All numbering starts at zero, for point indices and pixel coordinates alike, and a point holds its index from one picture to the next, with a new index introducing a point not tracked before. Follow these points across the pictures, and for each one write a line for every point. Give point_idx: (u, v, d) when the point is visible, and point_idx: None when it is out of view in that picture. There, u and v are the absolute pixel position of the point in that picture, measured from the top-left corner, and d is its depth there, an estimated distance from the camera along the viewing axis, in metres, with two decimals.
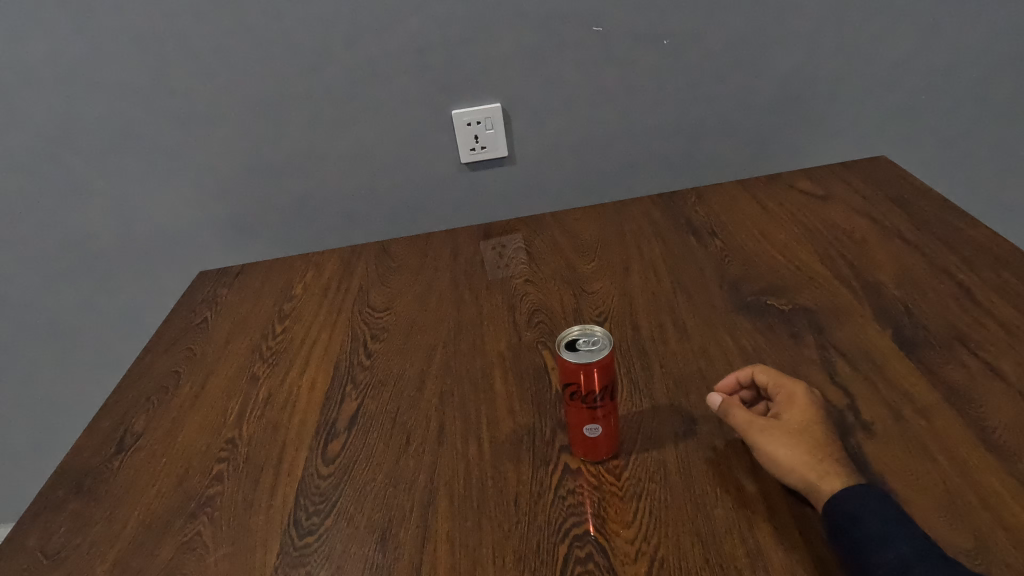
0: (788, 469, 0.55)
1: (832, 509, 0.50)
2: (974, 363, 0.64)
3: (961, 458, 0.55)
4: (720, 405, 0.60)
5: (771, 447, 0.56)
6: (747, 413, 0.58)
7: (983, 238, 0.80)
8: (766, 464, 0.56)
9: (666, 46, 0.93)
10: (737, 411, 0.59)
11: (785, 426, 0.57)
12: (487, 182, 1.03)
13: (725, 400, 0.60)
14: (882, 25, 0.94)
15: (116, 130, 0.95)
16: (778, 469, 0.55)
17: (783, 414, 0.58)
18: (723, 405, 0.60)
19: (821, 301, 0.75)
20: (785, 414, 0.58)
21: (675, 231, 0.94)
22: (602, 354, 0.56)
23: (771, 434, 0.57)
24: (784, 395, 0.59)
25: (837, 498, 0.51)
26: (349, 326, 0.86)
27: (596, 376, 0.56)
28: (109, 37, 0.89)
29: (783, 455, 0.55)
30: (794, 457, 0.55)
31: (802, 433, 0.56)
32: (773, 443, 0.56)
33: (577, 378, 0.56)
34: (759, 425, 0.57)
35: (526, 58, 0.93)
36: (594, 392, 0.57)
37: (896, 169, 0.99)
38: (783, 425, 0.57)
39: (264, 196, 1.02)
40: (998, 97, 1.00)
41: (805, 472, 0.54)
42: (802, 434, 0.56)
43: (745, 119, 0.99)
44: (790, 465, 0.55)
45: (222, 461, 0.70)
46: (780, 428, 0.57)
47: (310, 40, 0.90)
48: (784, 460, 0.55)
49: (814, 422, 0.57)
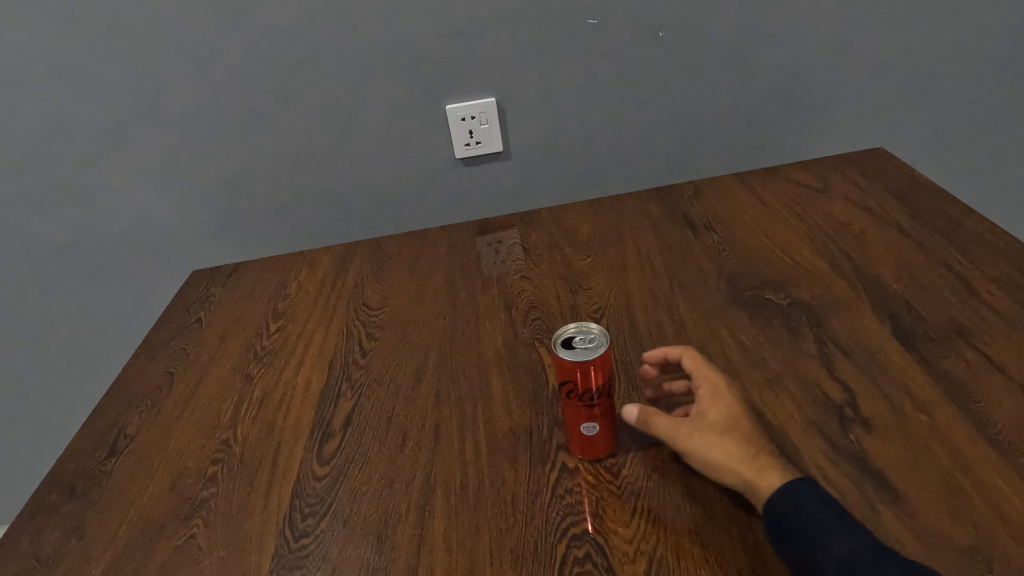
0: (726, 470, 0.53)
1: (773, 510, 0.49)
2: (974, 356, 0.63)
3: (961, 452, 0.55)
4: (640, 416, 0.58)
5: (704, 450, 0.54)
6: (670, 419, 0.56)
7: (982, 230, 0.79)
8: (702, 467, 0.54)
9: (661, 38, 0.92)
10: (659, 421, 0.56)
11: (712, 425, 0.55)
12: (482, 178, 1.02)
13: (642, 410, 0.58)
14: (879, 15, 0.92)
15: (105, 128, 0.93)
16: (715, 472, 0.53)
17: (707, 411, 0.56)
18: (642, 415, 0.57)
19: (820, 295, 0.74)
20: (709, 410, 0.56)
21: (672, 225, 0.93)
22: (599, 351, 0.55)
23: (700, 436, 0.54)
24: (707, 390, 0.57)
25: (773, 500, 0.49)
26: (344, 325, 0.85)
27: (593, 373, 0.56)
28: (96, 33, 0.87)
29: (715, 457, 0.53)
30: (729, 456, 0.53)
31: (729, 431, 0.54)
32: (705, 445, 0.54)
33: (574, 377, 0.56)
34: (684, 430, 0.55)
35: (521, 52, 0.92)
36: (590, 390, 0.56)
37: (894, 161, 0.98)
38: (709, 424, 0.55)
39: (258, 193, 1.00)
40: (997, 87, 0.99)
41: (743, 470, 0.52)
42: (730, 431, 0.54)
43: (742, 111, 0.98)
44: (725, 465, 0.53)
45: (216, 462, 0.69)
46: (708, 427, 0.55)
47: (301, 35, 0.89)
48: (719, 461, 0.53)
49: (740, 416, 0.55)
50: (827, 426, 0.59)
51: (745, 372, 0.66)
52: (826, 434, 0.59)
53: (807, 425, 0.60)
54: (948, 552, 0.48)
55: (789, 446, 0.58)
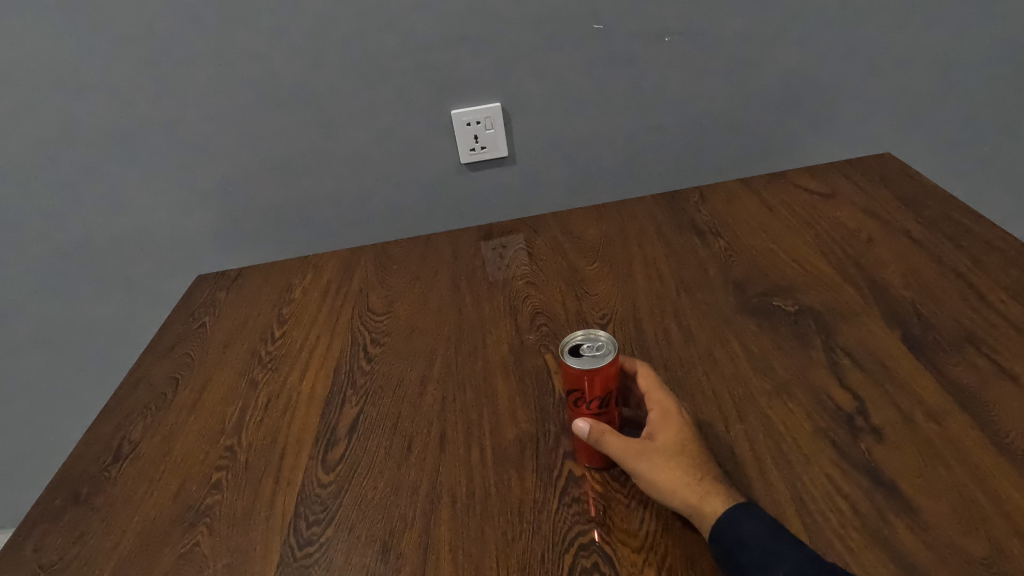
0: (671, 495, 0.53)
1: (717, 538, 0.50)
2: (985, 364, 0.62)
3: (973, 462, 0.54)
4: (591, 433, 0.56)
5: (651, 473, 0.54)
6: (620, 437, 0.55)
7: (992, 236, 0.79)
8: (646, 488, 0.54)
9: (667, 43, 0.92)
10: (609, 437, 0.55)
11: (662, 448, 0.55)
12: (487, 183, 1.01)
13: (595, 426, 0.56)
14: (887, 20, 0.92)
15: (111, 133, 0.94)
16: (660, 495, 0.53)
17: (657, 434, 0.56)
18: (595, 432, 0.56)
19: (828, 302, 0.74)
20: (658, 434, 0.56)
21: (678, 230, 0.92)
22: (607, 360, 0.55)
23: (650, 460, 0.54)
24: (658, 413, 0.57)
25: (718, 526, 0.50)
26: (349, 330, 0.85)
27: (599, 382, 0.55)
28: (101, 38, 0.87)
29: (665, 480, 0.53)
30: (676, 482, 0.53)
31: (678, 455, 0.54)
32: (654, 468, 0.54)
33: (580, 384, 0.56)
34: (636, 451, 0.55)
35: (527, 57, 0.92)
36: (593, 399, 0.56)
37: (902, 166, 0.98)
38: (659, 447, 0.55)
39: (262, 198, 1.00)
40: (1006, 92, 0.99)
41: (688, 495, 0.52)
42: (678, 456, 0.54)
43: (748, 117, 0.98)
44: (671, 489, 0.53)
45: (221, 469, 0.69)
46: (657, 452, 0.54)
47: (307, 41, 0.89)
48: (665, 486, 0.53)
49: (687, 441, 0.56)
50: (837, 435, 0.59)
51: (753, 379, 0.66)
52: (835, 443, 0.58)
53: (816, 433, 0.59)
54: (962, 564, 0.48)
55: (797, 455, 0.58)
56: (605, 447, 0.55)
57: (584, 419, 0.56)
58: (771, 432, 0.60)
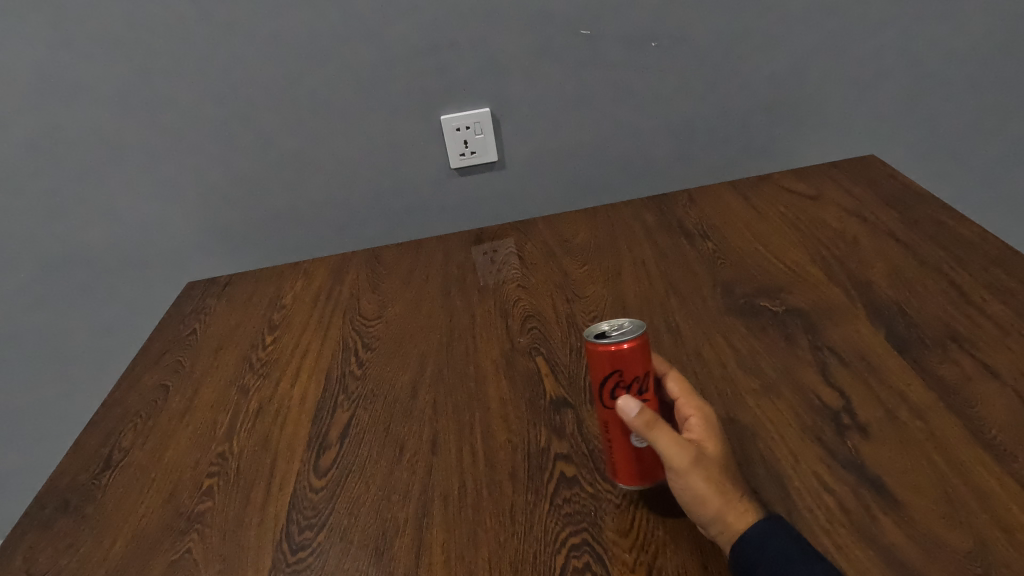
0: (717, 504, 0.50)
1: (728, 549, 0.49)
2: (968, 362, 0.63)
3: (957, 458, 0.55)
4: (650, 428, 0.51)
5: (701, 484, 0.50)
6: (672, 433, 0.51)
7: (973, 236, 0.80)
8: (689, 498, 0.51)
9: (654, 48, 0.93)
10: (663, 430, 0.51)
11: (712, 458, 0.51)
12: (477, 188, 1.02)
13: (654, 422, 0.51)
14: (867, 24, 0.94)
15: (101, 140, 0.94)
16: (696, 505, 0.50)
17: (706, 443, 0.53)
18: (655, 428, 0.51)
19: (814, 302, 0.75)
20: (706, 443, 0.53)
21: (666, 233, 0.93)
22: (639, 332, 0.53)
23: (703, 467, 0.50)
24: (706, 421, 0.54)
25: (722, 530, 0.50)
26: (340, 336, 0.85)
27: (636, 362, 0.53)
28: (92, 43, 0.88)
29: (713, 492, 0.50)
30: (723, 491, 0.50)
31: (727, 468, 0.51)
32: (703, 473, 0.50)
33: (619, 368, 0.53)
34: (693, 457, 0.50)
35: (515, 63, 0.93)
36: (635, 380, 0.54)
37: (886, 168, 0.99)
38: (710, 457, 0.51)
39: (252, 204, 1.00)
40: (987, 94, 1.01)
41: (732, 512, 0.50)
42: (725, 469, 0.51)
43: (734, 120, 0.99)
44: (718, 503, 0.50)
45: (212, 475, 0.69)
46: (709, 461, 0.51)
47: (297, 47, 0.90)
48: (714, 498, 0.50)
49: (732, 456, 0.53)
50: (823, 433, 0.59)
51: (742, 379, 0.66)
52: (823, 441, 0.59)
53: (804, 432, 0.60)
54: (947, 557, 0.48)
55: (786, 454, 0.58)
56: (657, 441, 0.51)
57: (631, 398, 0.52)
58: (759, 431, 0.61)
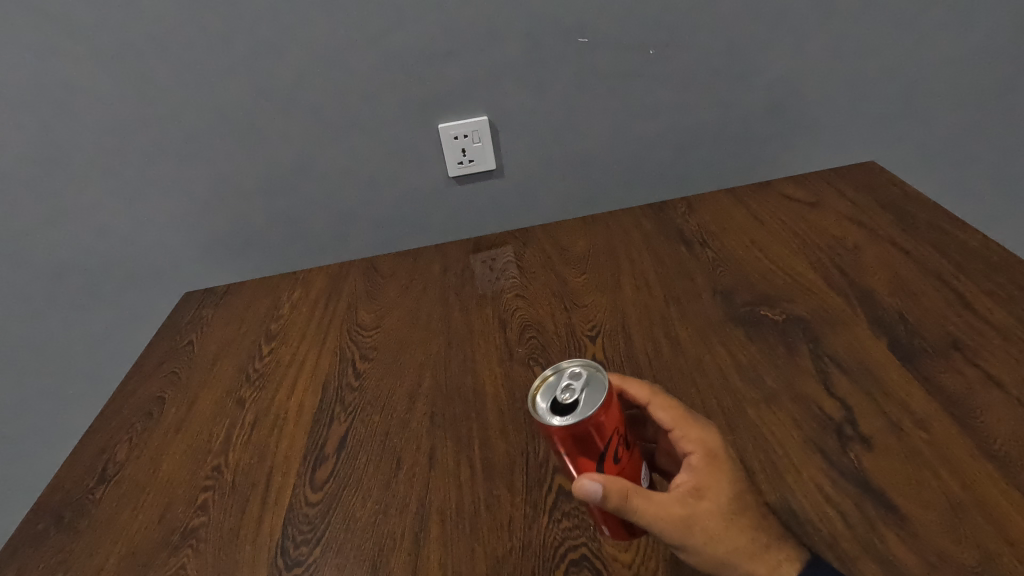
0: (728, 562, 0.49)
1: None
2: (971, 370, 0.63)
3: (962, 469, 0.54)
4: (626, 511, 0.47)
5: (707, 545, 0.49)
6: (658, 504, 0.48)
7: (976, 243, 0.79)
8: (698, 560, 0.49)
9: (652, 56, 0.93)
10: (644, 507, 0.47)
11: (713, 514, 0.49)
12: (475, 196, 1.02)
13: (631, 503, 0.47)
14: (868, 30, 0.93)
15: (97, 152, 0.93)
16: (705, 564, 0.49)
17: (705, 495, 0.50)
18: (630, 510, 0.47)
19: (815, 311, 0.74)
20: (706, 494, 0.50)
21: (666, 241, 0.93)
22: (604, 389, 0.48)
23: (702, 529, 0.48)
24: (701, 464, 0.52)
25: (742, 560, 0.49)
26: (338, 347, 0.84)
27: (612, 423, 0.48)
28: (82, 54, 0.87)
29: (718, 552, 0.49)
30: (733, 545, 0.49)
31: (730, 520, 0.50)
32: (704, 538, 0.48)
33: (594, 438, 0.47)
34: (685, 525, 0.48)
35: (513, 72, 0.92)
36: (609, 442, 0.48)
37: (886, 175, 0.99)
38: (709, 513, 0.49)
39: (249, 213, 1.00)
40: (987, 100, 1.00)
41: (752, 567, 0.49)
42: (732, 520, 0.50)
43: (732, 127, 0.99)
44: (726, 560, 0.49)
45: (207, 490, 0.68)
46: (709, 516, 0.49)
47: (293, 56, 0.89)
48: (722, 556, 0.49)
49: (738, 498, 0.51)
50: (826, 444, 0.59)
51: (742, 389, 0.66)
52: (824, 452, 0.58)
53: (805, 442, 0.59)
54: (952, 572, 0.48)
55: (788, 466, 0.57)
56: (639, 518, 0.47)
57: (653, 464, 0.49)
58: (761, 442, 0.60)
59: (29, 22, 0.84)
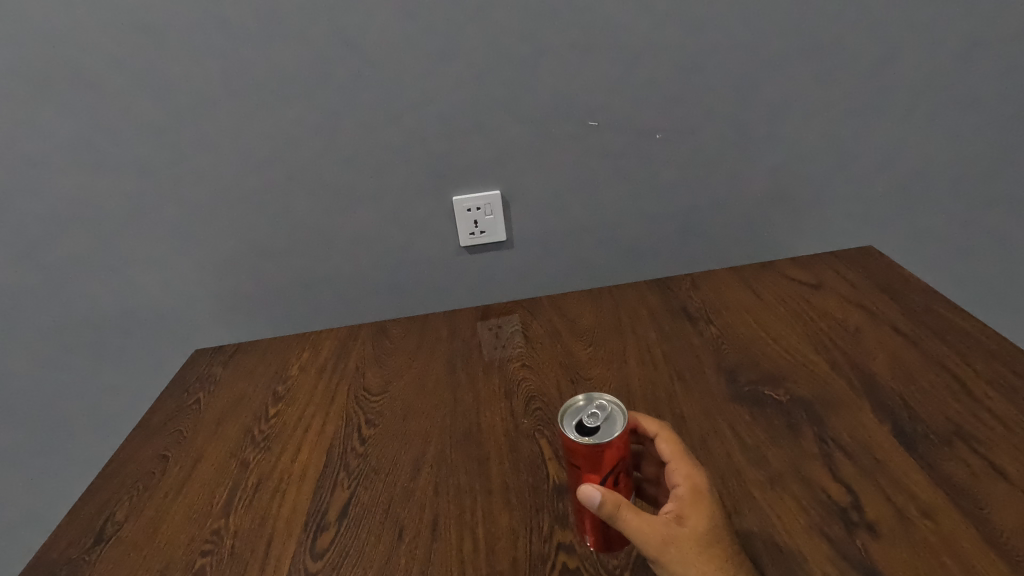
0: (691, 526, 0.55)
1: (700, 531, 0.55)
2: (976, 461, 0.63)
3: (969, 562, 0.54)
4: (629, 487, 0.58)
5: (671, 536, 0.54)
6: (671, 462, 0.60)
7: (973, 329, 0.81)
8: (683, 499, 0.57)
9: (658, 140, 0.98)
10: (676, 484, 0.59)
11: (692, 535, 0.54)
12: (484, 266, 1.05)
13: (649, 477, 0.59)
14: (862, 122, 0.99)
15: (123, 211, 0.96)
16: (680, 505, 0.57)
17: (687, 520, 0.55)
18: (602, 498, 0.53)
19: (818, 393, 0.75)
20: (690, 518, 0.55)
21: (671, 317, 0.95)
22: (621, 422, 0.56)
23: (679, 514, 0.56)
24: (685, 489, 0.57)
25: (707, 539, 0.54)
26: (345, 411, 0.85)
27: (609, 456, 0.55)
28: (116, 122, 0.91)
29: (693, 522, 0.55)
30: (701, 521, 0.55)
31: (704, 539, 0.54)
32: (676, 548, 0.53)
33: (600, 462, 0.55)
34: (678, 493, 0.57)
35: (526, 151, 0.97)
36: (610, 476, 0.56)
37: (883, 260, 1.03)
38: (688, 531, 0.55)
39: (265, 274, 1.03)
40: (976, 191, 1.05)
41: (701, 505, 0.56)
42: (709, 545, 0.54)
43: (733, 208, 1.04)
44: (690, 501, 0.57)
45: (205, 554, 0.67)
46: (684, 541, 0.54)
47: (318, 128, 0.93)
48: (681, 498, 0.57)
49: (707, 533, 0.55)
50: (831, 530, 0.59)
51: (746, 470, 0.66)
52: (831, 538, 0.58)
53: (810, 527, 0.59)
54: None
55: (793, 551, 0.57)
56: (624, 521, 0.53)
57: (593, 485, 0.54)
58: (765, 526, 0.60)
59: (66, 95, 0.89)
